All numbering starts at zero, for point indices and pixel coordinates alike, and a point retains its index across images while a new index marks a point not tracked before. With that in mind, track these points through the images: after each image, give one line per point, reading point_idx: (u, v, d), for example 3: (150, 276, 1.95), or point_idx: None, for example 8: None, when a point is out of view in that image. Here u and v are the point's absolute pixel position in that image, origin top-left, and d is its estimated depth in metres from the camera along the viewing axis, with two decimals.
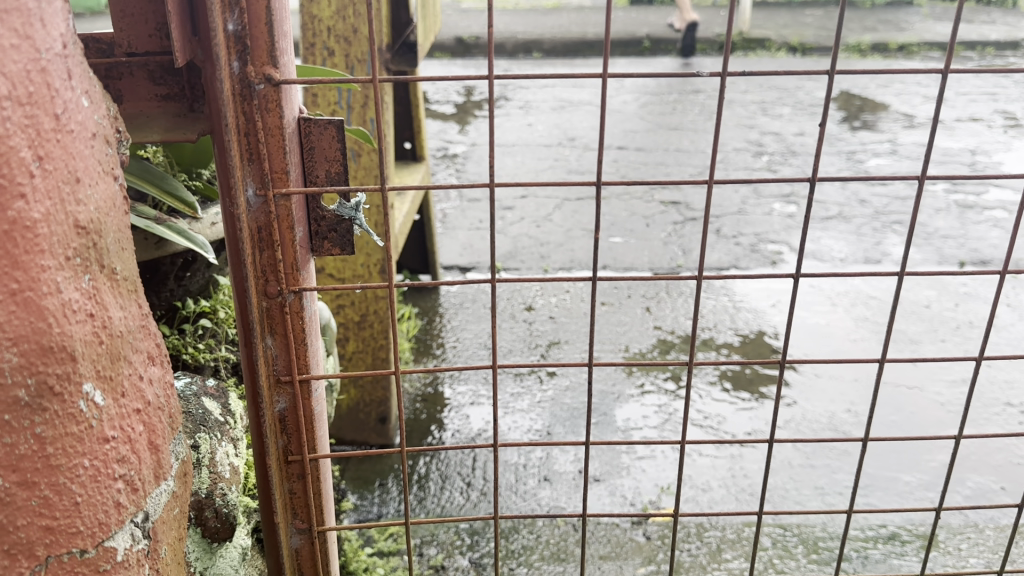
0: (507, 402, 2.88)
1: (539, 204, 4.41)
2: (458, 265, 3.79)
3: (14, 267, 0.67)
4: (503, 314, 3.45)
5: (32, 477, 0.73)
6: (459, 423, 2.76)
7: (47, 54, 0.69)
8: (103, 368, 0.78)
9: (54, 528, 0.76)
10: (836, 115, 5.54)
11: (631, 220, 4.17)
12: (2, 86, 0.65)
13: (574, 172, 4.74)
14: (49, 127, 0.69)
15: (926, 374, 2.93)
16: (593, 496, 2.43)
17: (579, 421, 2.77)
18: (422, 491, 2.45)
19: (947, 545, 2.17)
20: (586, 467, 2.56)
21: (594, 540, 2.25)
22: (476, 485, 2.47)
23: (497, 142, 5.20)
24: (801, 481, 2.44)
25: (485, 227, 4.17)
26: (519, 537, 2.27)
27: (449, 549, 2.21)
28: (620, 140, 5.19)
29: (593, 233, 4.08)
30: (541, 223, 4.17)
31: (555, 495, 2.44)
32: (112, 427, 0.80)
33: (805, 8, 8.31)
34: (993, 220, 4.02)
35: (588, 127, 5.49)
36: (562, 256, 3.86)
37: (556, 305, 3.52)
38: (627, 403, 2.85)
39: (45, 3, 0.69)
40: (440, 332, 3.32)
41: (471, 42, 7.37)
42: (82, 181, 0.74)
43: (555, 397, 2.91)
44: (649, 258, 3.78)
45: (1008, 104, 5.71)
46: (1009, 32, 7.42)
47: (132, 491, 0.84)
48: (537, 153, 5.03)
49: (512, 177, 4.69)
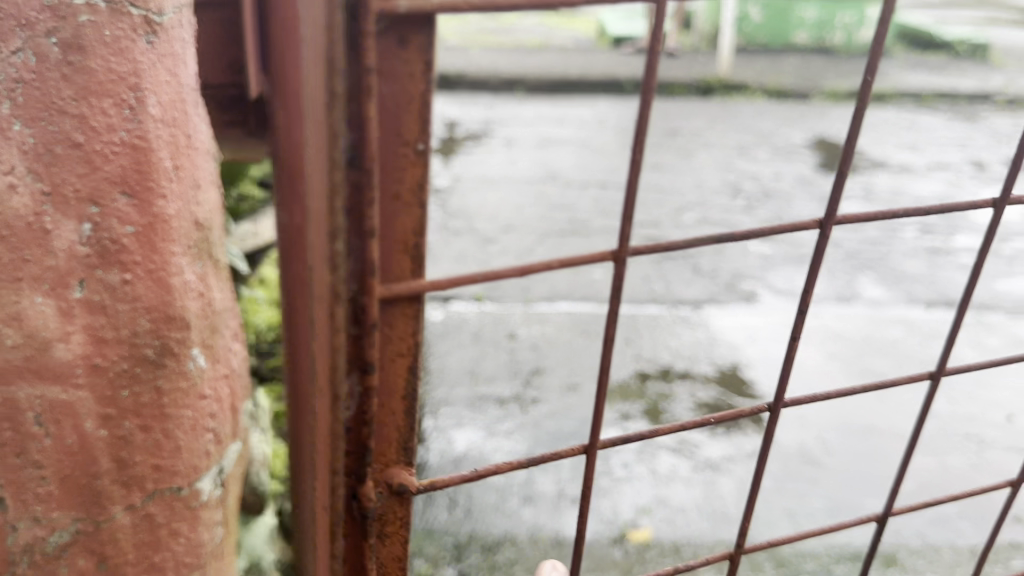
0: (490, 425, 3.05)
1: (523, 237, 4.59)
2: (440, 296, 4.00)
3: (153, 250, 0.87)
4: (486, 342, 3.62)
5: (149, 421, 0.92)
6: (442, 444, 2.92)
7: (186, 88, 0.90)
8: (205, 337, 0.96)
9: (160, 466, 0.94)
10: (810, 160, 5.86)
11: (611, 257, 4.37)
12: (157, 112, 0.85)
13: (558, 209, 4.97)
14: (185, 142, 0.90)
15: (891, 407, 3.17)
16: (574, 514, 2.59)
17: (559, 444, 2.95)
18: (409, 506, 2.60)
19: (906, 563, 2.37)
20: (566, 487, 2.72)
21: (572, 553, 2.43)
22: (461, 502, 2.63)
23: (482, 178, 5.44)
24: (772, 504, 2.64)
25: (470, 258, 4.34)
26: (503, 551, 2.44)
27: (436, 559, 2.39)
28: (603, 179, 5.46)
29: (574, 269, 4.31)
30: (524, 256, 4.37)
31: (536, 514, 2.59)
32: (208, 387, 0.98)
33: (783, 57, 8.72)
34: (959, 265, 4.31)
35: (570, 164, 5.76)
36: (543, 288, 4.08)
37: (539, 335, 3.68)
38: (609, 428, 3.00)
39: (187, 49, 0.90)
40: (425, 358, 3.46)
41: (454, 78, 7.68)
42: (199, 186, 0.94)
43: (536, 421, 3.09)
44: (631, 291, 4.02)
45: (977, 153, 6.08)
46: (979, 84, 7.87)
47: (217, 442, 1.01)
48: (521, 189, 5.26)
49: (495, 212, 4.91)
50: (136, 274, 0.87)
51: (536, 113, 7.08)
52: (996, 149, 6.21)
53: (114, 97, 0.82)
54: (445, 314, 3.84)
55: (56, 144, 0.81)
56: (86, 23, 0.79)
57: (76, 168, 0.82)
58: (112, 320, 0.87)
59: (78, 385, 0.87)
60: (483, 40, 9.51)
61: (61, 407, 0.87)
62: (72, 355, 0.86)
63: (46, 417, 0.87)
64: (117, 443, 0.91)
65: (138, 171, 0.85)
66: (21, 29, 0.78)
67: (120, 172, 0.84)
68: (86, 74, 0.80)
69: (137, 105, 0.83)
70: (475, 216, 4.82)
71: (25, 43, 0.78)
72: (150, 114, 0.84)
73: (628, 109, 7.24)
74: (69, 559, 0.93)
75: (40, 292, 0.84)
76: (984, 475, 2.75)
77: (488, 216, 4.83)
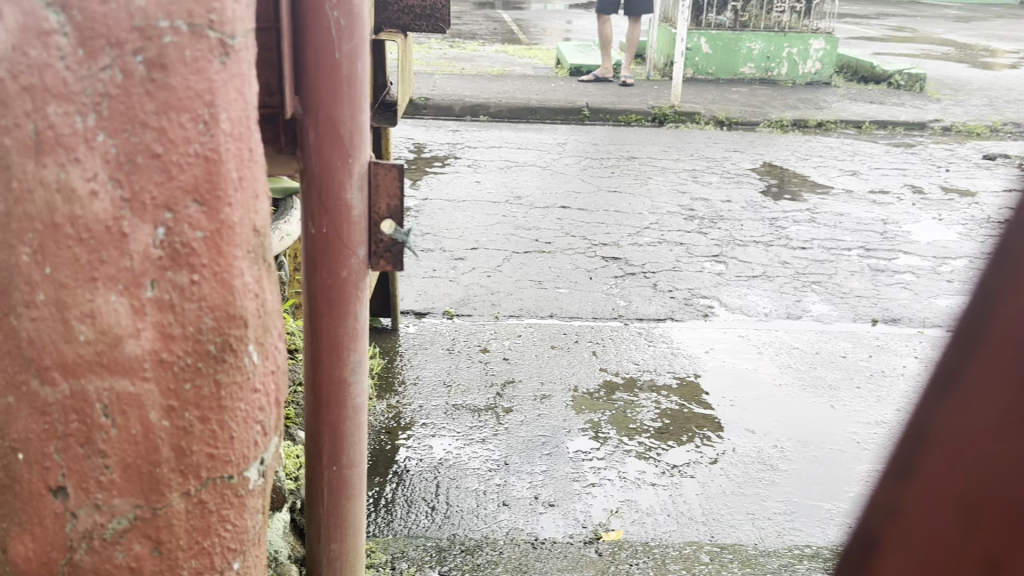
0: (467, 433, 2.95)
1: (490, 254, 4.59)
2: (414, 310, 3.91)
3: (219, 254, 0.95)
4: (460, 355, 3.52)
5: (207, 412, 0.99)
6: (422, 451, 2.83)
7: (251, 108, 0.99)
8: (258, 336, 1.03)
9: (215, 455, 1.01)
10: (760, 185, 6.05)
11: (576, 273, 4.37)
12: (228, 128, 0.94)
13: (521, 228, 5.02)
14: (247, 155, 0.98)
15: (845, 414, 3.15)
16: (548, 519, 2.50)
17: (533, 452, 2.84)
18: (389, 515, 2.51)
19: None
20: (540, 492, 2.63)
21: (548, 555, 2.35)
22: (439, 509, 2.54)
23: (447, 199, 5.49)
24: (734, 507, 2.59)
25: (439, 275, 4.32)
26: (484, 553, 2.35)
27: (420, 563, 2.29)
28: (563, 201, 5.55)
29: (540, 283, 4.24)
30: (491, 271, 4.37)
31: (513, 518, 2.50)
32: (260, 381, 1.05)
33: (733, 86, 9.05)
34: (903, 282, 4.35)
35: (532, 187, 5.85)
36: (512, 304, 4.01)
37: (510, 347, 3.61)
38: (578, 437, 2.95)
39: (252, 72, 0.99)
40: (401, 369, 3.38)
41: (419, 103, 7.80)
42: (258, 198, 1.02)
43: (511, 430, 2.98)
44: (593, 308, 3.99)
45: (917, 178, 6.34)
46: (917, 114, 8.24)
47: (264, 434, 1.08)
48: (485, 209, 5.33)
49: (461, 230, 4.95)
50: (202, 275, 0.94)
51: (498, 137, 7.21)
52: (935, 174, 6.49)
53: (190, 113, 0.90)
54: (419, 326, 3.77)
55: (137, 154, 0.89)
56: (169, 44, 0.87)
57: (155, 176, 0.90)
58: (180, 317, 0.94)
59: (145, 378, 0.94)
60: (447, 67, 9.69)
61: (128, 398, 0.93)
62: (142, 350, 0.93)
63: (112, 409, 0.93)
64: (177, 433, 0.98)
65: (209, 180, 0.93)
66: (112, 46, 0.86)
67: (193, 182, 0.92)
68: (168, 91, 0.88)
69: (210, 121, 0.92)
70: (441, 235, 4.85)
71: (114, 60, 0.86)
72: (220, 129, 0.93)
73: (587, 135, 7.41)
74: (125, 544, 0.98)
75: (114, 291, 0.91)
76: None
77: (454, 234, 4.87)
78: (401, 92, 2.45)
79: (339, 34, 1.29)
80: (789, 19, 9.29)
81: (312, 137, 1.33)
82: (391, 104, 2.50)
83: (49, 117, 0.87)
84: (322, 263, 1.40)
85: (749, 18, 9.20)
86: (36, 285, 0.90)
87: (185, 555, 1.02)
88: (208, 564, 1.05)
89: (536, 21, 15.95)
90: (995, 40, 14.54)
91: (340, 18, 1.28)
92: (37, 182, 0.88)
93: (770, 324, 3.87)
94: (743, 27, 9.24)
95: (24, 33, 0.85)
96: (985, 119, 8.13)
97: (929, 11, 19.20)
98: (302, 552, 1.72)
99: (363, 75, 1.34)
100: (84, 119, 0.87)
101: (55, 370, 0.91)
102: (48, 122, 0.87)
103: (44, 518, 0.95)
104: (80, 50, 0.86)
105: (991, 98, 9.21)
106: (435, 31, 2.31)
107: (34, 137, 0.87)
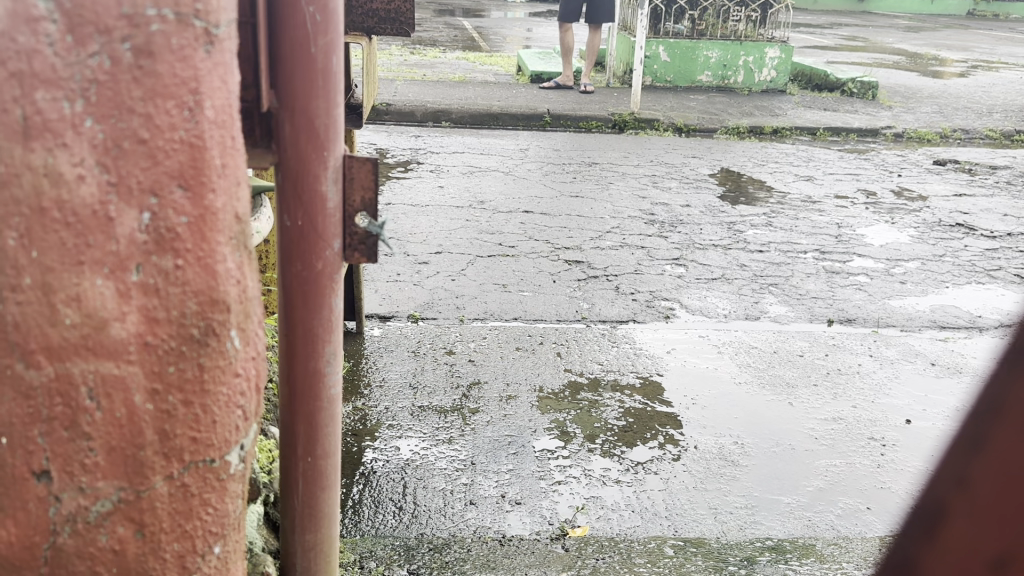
0: (433, 434, 2.97)
1: (454, 259, 4.61)
2: (378, 314, 3.91)
3: (203, 240, 1.01)
4: (425, 357, 3.54)
5: (190, 397, 1.04)
6: (389, 453, 2.84)
7: (232, 96, 1.06)
8: (239, 322, 1.09)
9: (198, 440, 1.06)
10: (717, 190, 6.18)
11: (540, 276, 4.42)
12: (211, 114, 1.01)
13: (485, 232, 5.05)
14: (229, 142, 1.05)
15: (802, 411, 3.24)
16: (514, 517, 2.53)
17: (499, 452, 2.87)
18: (357, 515, 2.51)
19: (824, 554, 2.41)
20: (507, 491, 2.66)
21: (516, 551, 2.37)
22: (407, 509, 2.55)
23: (411, 203, 5.51)
24: (697, 502, 2.66)
25: (404, 279, 4.32)
26: (452, 551, 2.36)
27: (389, 561, 2.29)
28: (526, 206, 5.59)
29: (504, 287, 4.28)
30: (456, 275, 4.40)
31: (480, 516, 2.53)
32: (240, 366, 1.10)
33: (690, 94, 9.22)
34: (856, 284, 4.50)
35: (495, 192, 5.89)
36: (477, 306, 4.04)
37: (476, 349, 3.63)
38: (541, 436, 2.99)
39: (232, 60, 1.06)
40: (367, 371, 3.38)
41: (381, 109, 7.80)
42: (239, 184, 1.09)
43: (477, 431, 3.01)
44: (557, 310, 4.04)
45: (869, 183, 6.55)
46: (869, 121, 8.50)
47: (244, 419, 1.13)
48: (449, 213, 5.35)
49: (425, 235, 4.96)
50: (186, 261, 1.00)
51: (460, 143, 7.24)
52: (886, 179, 6.70)
53: (176, 99, 0.96)
54: (383, 329, 3.78)
55: (124, 140, 0.94)
56: (156, 32, 0.94)
57: (141, 162, 0.95)
58: (164, 301, 0.99)
59: (130, 361, 0.98)
60: (408, 73, 9.70)
61: (112, 382, 0.97)
62: (128, 334, 0.97)
63: (97, 391, 0.97)
64: (160, 416, 1.02)
65: (193, 166, 0.99)
66: (100, 33, 0.91)
67: (178, 168, 0.98)
68: (154, 78, 0.94)
69: (195, 108, 0.99)
70: (405, 239, 4.85)
71: (102, 47, 0.91)
72: (205, 115, 1.00)
73: (549, 141, 7.50)
74: (109, 528, 1.02)
75: (100, 276, 0.95)
76: (888, 473, 2.84)
77: (418, 239, 4.88)
78: (367, 94, 2.42)
79: (315, 28, 1.32)
80: (745, 28, 9.52)
81: (288, 130, 1.36)
82: (356, 107, 2.45)
83: (36, 103, 0.90)
84: (297, 256, 1.42)
85: (706, 26, 9.47)
86: (22, 270, 0.93)
87: (167, 538, 1.06)
88: (189, 547, 1.09)
89: (496, 28, 15.99)
90: (941, 50, 15.01)
91: (314, 12, 1.31)
92: (23, 167, 0.91)
93: (728, 325, 3.97)
94: (700, 36, 9.48)
95: (13, 19, 0.89)
96: (933, 126, 8.42)
97: (878, 20, 19.80)
98: (275, 544, 1.75)
99: (338, 69, 1.37)
100: (71, 104, 0.91)
101: (41, 353, 0.94)
102: (35, 108, 0.90)
103: (27, 503, 0.98)
104: (68, 37, 0.90)
105: (939, 106, 9.55)
106: (399, 34, 2.33)
107: (21, 122, 0.90)
